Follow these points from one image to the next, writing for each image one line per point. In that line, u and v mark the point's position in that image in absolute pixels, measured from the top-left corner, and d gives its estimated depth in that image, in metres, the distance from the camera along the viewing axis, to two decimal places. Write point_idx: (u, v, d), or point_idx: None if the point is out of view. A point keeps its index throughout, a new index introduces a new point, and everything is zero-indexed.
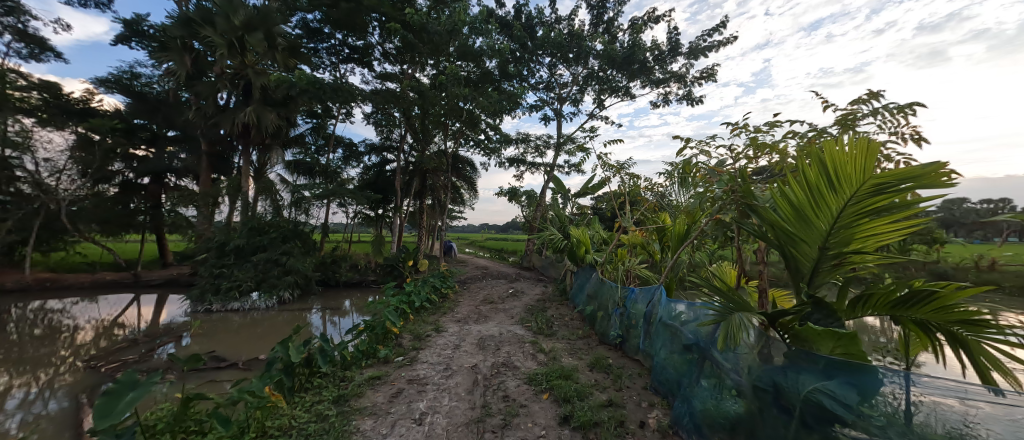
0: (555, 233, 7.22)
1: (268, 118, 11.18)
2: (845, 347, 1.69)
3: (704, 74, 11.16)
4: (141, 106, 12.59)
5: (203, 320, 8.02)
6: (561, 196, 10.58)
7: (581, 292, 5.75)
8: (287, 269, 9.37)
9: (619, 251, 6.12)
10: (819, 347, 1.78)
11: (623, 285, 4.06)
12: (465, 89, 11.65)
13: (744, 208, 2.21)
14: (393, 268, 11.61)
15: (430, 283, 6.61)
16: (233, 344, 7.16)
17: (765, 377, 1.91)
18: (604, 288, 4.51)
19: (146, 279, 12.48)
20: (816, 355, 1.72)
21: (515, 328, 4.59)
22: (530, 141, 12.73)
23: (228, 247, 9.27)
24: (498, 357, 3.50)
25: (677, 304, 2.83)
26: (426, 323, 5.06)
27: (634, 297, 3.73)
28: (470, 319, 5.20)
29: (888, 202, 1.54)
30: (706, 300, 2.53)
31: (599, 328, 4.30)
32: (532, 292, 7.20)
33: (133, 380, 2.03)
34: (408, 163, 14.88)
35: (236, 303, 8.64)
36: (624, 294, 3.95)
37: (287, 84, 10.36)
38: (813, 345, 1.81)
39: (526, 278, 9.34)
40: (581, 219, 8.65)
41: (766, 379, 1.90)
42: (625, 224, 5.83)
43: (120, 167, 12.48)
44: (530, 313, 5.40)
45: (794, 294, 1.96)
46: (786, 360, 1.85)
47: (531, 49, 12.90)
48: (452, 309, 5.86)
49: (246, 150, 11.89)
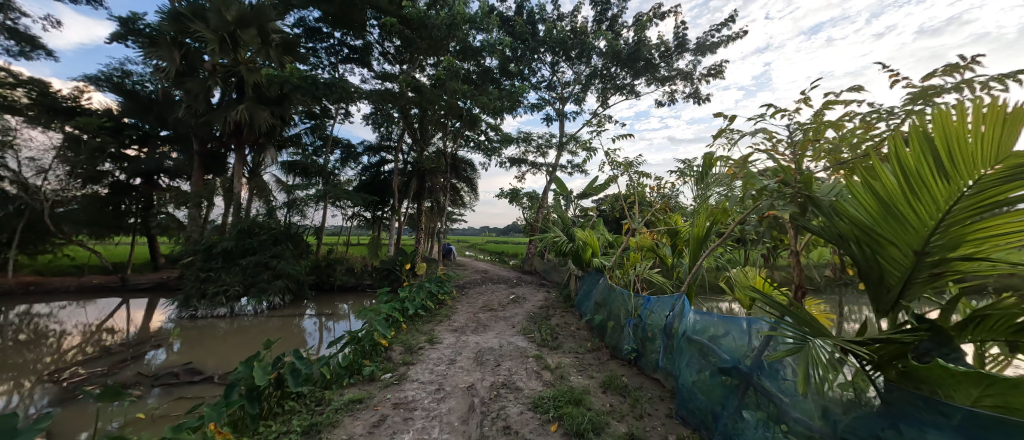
0: (558, 236, 6.85)
1: (261, 116, 10.81)
2: (994, 397, 1.27)
3: (712, 72, 10.75)
4: (133, 104, 12.24)
5: (189, 328, 7.65)
6: (563, 197, 10.18)
7: (586, 299, 5.35)
8: (278, 272, 8.98)
9: (627, 255, 5.74)
10: (947, 394, 1.36)
11: (635, 294, 3.67)
12: (464, 87, 11.28)
13: (805, 203, 1.81)
14: (390, 271, 11.21)
15: (426, 288, 6.20)
16: (219, 354, 6.75)
17: (859, 428, 1.57)
18: (614, 296, 4.11)
19: (135, 283, 12.06)
20: (947, 406, 1.31)
21: (517, 339, 4.18)
22: (531, 141, 12.33)
23: (215, 250, 8.82)
24: (498, 375, 3.10)
25: (704, 317, 2.47)
26: (420, 333, 4.65)
27: (649, 306, 3.34)
28: (468, 328, 4.80)
29: (1017, 193, 1.15)
30: (744, 315, 2.19)
31: (609, 340, 3.90)
32: (534, 298, 6.78)
33: (11, 427, 1.89)
34: (406, 164, 14.49)
35: (224, 309, 8.25)
36: (637, 303, 3.56)
37: (280, 81, 9.99)
38: (935, 389, 1.38)
39: (528, 282, 8.94)
40: (585, 221, 8.23)
41: (862, 430, 1.56)
42: (634, 226, 5.43)
43: (111, 167, 12.14)
44: (533, 321, 4.99)
45: (874, 312, 1.55)
46: (893, 409, 1.46)
47: (533, 46, 12.53)
48: (449, 317, 5.46)
49: (239, 150, 11.52)
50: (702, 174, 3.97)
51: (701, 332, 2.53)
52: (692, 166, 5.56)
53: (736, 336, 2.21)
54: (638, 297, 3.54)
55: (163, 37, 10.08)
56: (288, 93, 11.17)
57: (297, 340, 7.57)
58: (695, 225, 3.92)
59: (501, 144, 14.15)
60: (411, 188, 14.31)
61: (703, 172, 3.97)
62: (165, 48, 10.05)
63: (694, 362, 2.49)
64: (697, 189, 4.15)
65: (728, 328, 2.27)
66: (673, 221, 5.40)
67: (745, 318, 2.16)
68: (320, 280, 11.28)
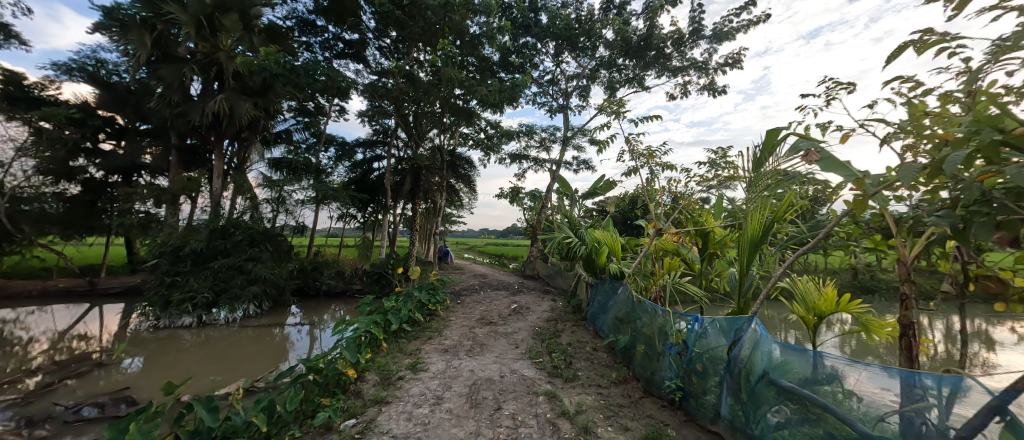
0: (570, 237, 5.98)
1: (242, 107, 9.99)
2: None
3: (730, 61, 9.92)
4: (109, 96, 11.40)
5: (146, 340, 6.84)
6: (569, 196, 9.38)
7: (603, 310, 4.51)
8: (253, 277, 8.14)
9: (649, 260, 4.88)
10: None
11: (667, 310, 2.97)
12: (463, 76, 10.46)
13: None
14: (382, 276, 10.37)
15: (415, 297, 5.38)
16: (176, 373, 5.91)
17: None
18: (638, 311, 3.40)
19: (104, 288, 10.95)
20: None
21: (522, 366, 3.37)
22: (534, 133, 11.48)
23: (183, 251, 7.90)
24: (498, 429, 2.30)
25: (804, 359, 2.01)
26: (403, 356, 3.82)
27: (694, 331, 2.67)
28: (462, 349, 3.98)
29: None
30: (867, 364, 1.83)
31: (639, 370, 3.18)
32: (540, 309, 5.92)
33: None
34: (401, 160, 13.69)
35: (188, 318, 7.39)
36: (673, 323, 2.86)
37: (261, 68, 9.15)
38: None
39: (531, 289, 8.08)
40: (595, 221, 7.40)
41: None
42: (659, 226, 4.53)
43: (85, 162, 11.32)
44: (539, 340, 4.19)
45: None
46: None
47: (537, 35, 11.72)
48: (439, 332, 4.64)
49: (219, 143, 10.68)
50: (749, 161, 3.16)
51: (793, 374, 2.06)
52: (731, 159, 4.75)
53: (864, 396, 1.84)
54: (675, 315, 2.86)
55: (133, 19, 9.14)
56: (272, 84, 10.36)
57: (272, 357, 6.70)
58: (748, 224, 3.11)
59: (500, 138, 13.44)
60: (406, 186, 13.47)
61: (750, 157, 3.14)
62: (135, 31, 9.11)
63: (791, 415, 2.03)
64: (745, 181, 3.27)
65: (858, 377, 1.85)
66: (703, 222, 4.63)
67: (879, 370, 1.78)
68: (305, 285, 10.42)
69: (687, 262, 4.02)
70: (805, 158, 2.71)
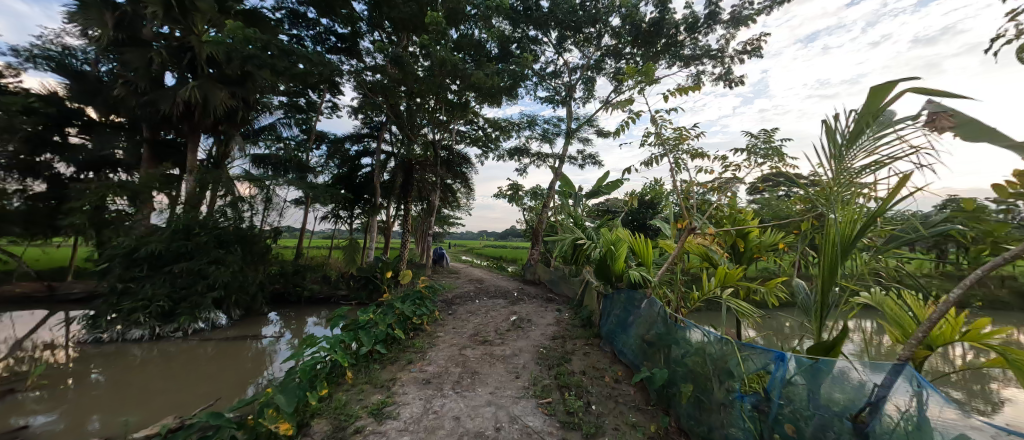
0: (581, 239, 5.11)
1: (217, 96, 9.14)
2: None
3: (749, 47, 9.08)
4: (79, 86, 10.49)
5: (89, 356, 5.99)
6: (573, 194, 8.56)
7: (623, 328, 3.67)
8: (213, 282, 7.32)
9: (678, 265, 4.00)
10: None
11: (739, 343, 2.24)
12: (457, 64, 9.62)
13: None
14: (369, 280, 9.55)
15: (396, 310, 4.53)
16: (108, 399, 4.98)
17: None
18: (683, 339, 2.66)
19: (65, 293, 10.02)
20: None
21: (521, 414, 2.59)
22: (535, 125, 10.65)
23: (138, 254, 7.02)
24: None
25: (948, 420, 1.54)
26: (370, 391, 3.01)
27: (788, 380, 1.99)
28: (447, 380, 3.18)
29: None
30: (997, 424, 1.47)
31: (689, 422, 2.51)
32: (543, 322, 5.06)
33: None
34: (393, 157, 12.83)
35: (139, 331, 6.54)
36: (752, 365, 2.14)
37: (236, 51, 8.28)
38: None
39: (532, 297, 7.24)
40: (604, 220, 6.58)
41: None
42: (694, 223, 3.65)
43: (50, 157, 10.36)
44: (543, 367, 3.40)
45: None
46: None
47: (539, 22, 10.90)
48: (422, 355, 3.81)
49: (193, 136, 9.82)
50: (825, 138, 2.38)
51: None
52: (779, 146, 3.92)
53: None
54: (753, 349, 2.15)
55: None
56: (251, 71, 9.52)
57: (237, 376, 5.82)
58: (834, 221, 2.30)
59: (497, 133, 12.66)
60: (396, 184, 12.68)
61: (828, 134, 2.37)
62: (94, 9, 8.18)
63: None
64: (825, 165, 2.41)
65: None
66: (741, 222, 3.82)
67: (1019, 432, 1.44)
68: (285, 290, 9.57)
69: (735, 269, 3.19)
70: (932, 125, 1.90)
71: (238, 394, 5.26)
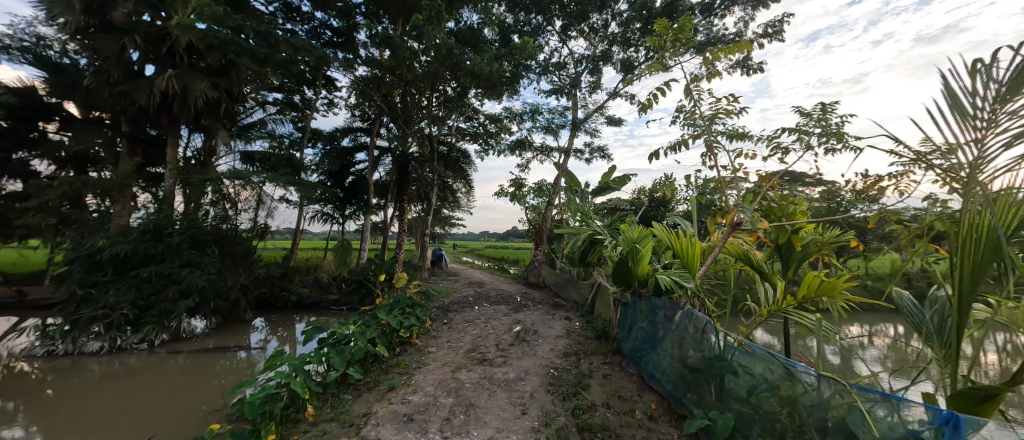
0: (595, 236, 4.44)
1: (197, 86, 8.51)
2: None
3: (769, 31, 8.41)
4: (57, 82, 9.24)
5: (39, 371, 5.35)
6: (578, 190, 7.92)
7: (651, 345, 2.99)
8: (187, 288, 6.72)
9: (716, 266, 3.33)
10: None
11: (860, 390, 1.65)
12: (455, 50, 8.95)
13: None
14: (361, 284, 8.87)
15: (380, 322, 3.88)
16: (56, 419, 4.36)
17: None
18: (760, 372, 2.03)
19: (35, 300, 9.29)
20: None
21: None
22: (538, 117, 10.00)
23: (103, 256, 6.40)
24: None
25: None
26: (333, 432, 2.39)
27: None
28: (431, 414, 2.55)
29: None
30: None
31: None
32: (551, 334, 4.38)
33: None
34: (388, 153, 12.18)
35: (98, 343, 5.90)
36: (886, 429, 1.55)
37: (215, 36, 7.66)
38: None
39: (536, 303, 6.58)
40: (616, 217, 5.91)
41: None
42: (741, 215, 2.99)
43: (26, 155, 9.60)
44: (550, 398, 2.76)
45: None
46: None
47: (542, 9, 10.26)
48: (405, 377, 3.17)
49: (173, 130, 9.21)
50: (949, 97, 1.76)
51: None
52: (837, 125, 3.24)
53: None
54: (889, 400, 1.54)
55: None
56: (234, 60, 8.91)
57: (206, 390, 5.14)
58: (973, 211, 1.62)
59: (498, 128, 12.02)
60: (392, 181, 12.03)
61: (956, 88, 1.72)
62: None
63: None
64: (950, 132, 1.73)
65: None
66: (794, 214, 3.14)
67: None
68: (271, 295, 8.93)
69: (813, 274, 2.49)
70: None
71: (187, 433, 4.04)
